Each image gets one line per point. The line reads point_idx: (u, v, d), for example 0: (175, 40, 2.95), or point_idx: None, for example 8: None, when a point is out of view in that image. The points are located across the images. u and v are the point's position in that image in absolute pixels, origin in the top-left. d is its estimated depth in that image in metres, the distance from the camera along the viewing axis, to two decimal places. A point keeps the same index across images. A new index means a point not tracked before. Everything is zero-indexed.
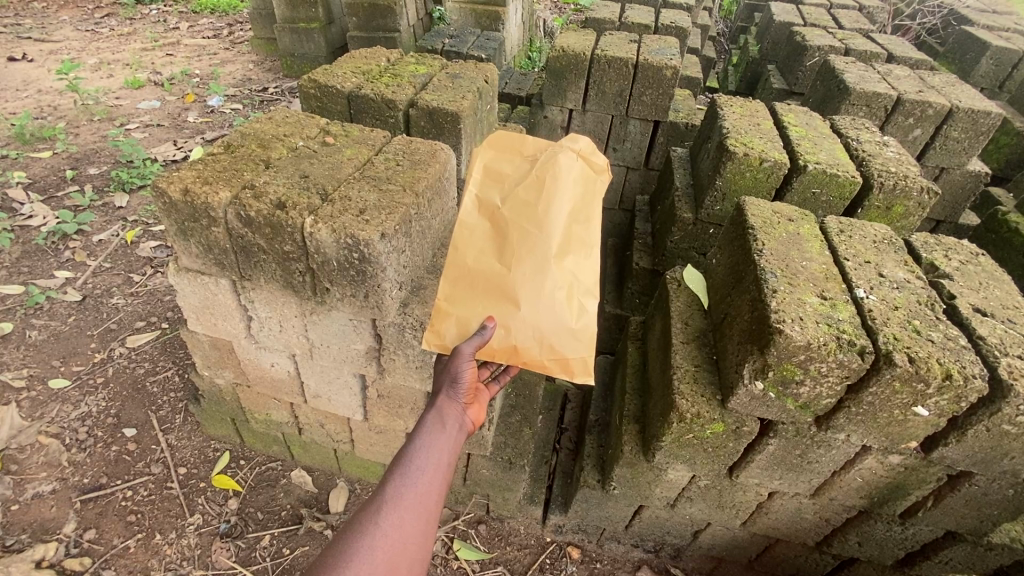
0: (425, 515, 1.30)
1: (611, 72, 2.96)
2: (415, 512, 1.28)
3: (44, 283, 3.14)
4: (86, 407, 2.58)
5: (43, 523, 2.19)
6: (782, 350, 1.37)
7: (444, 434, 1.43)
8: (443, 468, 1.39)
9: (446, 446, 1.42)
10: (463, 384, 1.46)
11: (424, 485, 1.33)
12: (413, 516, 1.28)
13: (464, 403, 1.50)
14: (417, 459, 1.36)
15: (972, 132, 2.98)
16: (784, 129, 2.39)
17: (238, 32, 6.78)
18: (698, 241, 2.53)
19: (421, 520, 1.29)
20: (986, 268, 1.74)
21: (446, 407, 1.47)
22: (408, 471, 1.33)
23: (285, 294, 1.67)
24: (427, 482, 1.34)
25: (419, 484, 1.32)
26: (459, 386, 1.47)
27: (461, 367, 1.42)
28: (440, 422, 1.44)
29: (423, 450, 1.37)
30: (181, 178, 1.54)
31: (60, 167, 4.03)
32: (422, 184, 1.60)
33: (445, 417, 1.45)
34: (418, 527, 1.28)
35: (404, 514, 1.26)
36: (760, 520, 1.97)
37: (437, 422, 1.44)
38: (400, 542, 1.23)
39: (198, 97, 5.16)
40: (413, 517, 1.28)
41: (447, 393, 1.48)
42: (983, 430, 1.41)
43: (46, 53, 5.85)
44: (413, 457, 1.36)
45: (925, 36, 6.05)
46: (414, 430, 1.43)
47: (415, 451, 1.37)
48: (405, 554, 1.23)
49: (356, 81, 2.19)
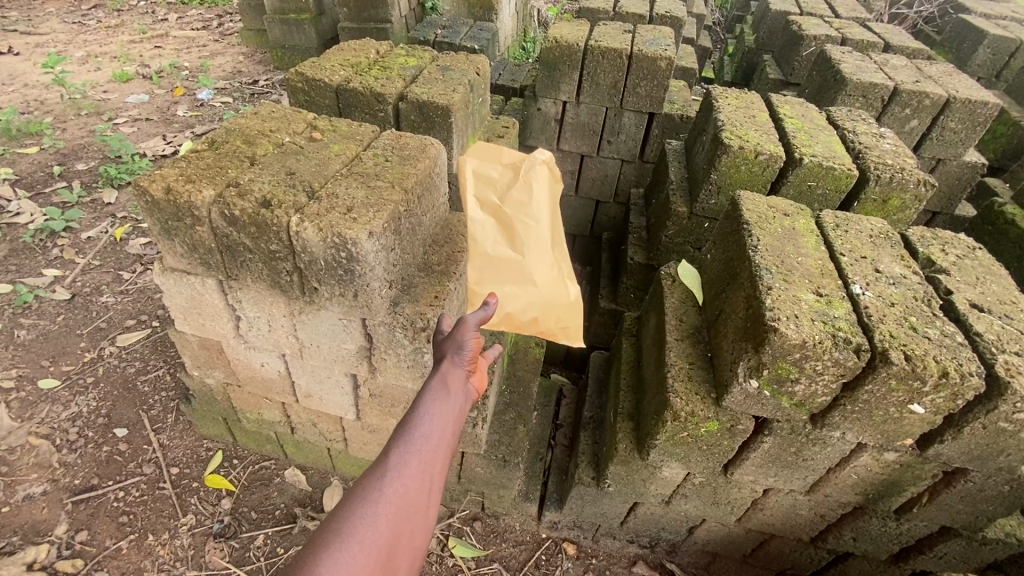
0: (431, 485, 1.18)
1: (606, 63, 2.90)
2: (419, 483, 1.15)
3: (32, 281, 3.09)
4: (76, 407, 2.56)
5: (33, 525, 2.17)
6: (778, 349, 1.35)
7: (451, 399, 1.32)
8: (449, 437, 1.27)
9: (451, 415, 1.30)
10: (467, 351, 1.37)
11: (430, 455, 1.20)
12: (418, 486, 1.15)
13: (469, 372, 1.40)
14: (423, 426, 1.24)
15: (969, 123, 2.94)
16: (781, 121, 2.36)
17: (228, 24, 6.68)
18: (693, 235, 2.50)
19: (426, 490, 1.16)
20: (984, 262, 1.72)
21: (450, 375, 1.37)
22: (413, 439, 1.21)
23: (273, 293, 1.63)
24: (432, 451, 1.22)
25: (424, 453, 1.20)
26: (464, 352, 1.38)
27: (467, 334, 1.38)
28: (445, 389, 1.33)
29: (428, 416, 1.25)
30: (164, 176, 1.51)
31: (47, 162, 3.98)
32: (411, 179, 1.57)
33: (451, 384, 1.34)
34: (422, 497, 1.14)
35: (408, 483, 1.13)
36: (755, 515, 1.96)
37: (443, 389, 1.32)
38: (405, 510, 1.10)
39: (187, 90, 5.09)
40: (417, 486, 1.15)
41: (451, 360, 1.38)
42: (979, 427, 1.40)
43: (32, 46, 5.75)
44: (418, 424, 1.24)
45: (922, 25, 5.97)
46: (417, 397, 1.30)
47: (420, 417, 1.25)
48: (409, 527, 1.10)
49: (345, 73, 2.16)
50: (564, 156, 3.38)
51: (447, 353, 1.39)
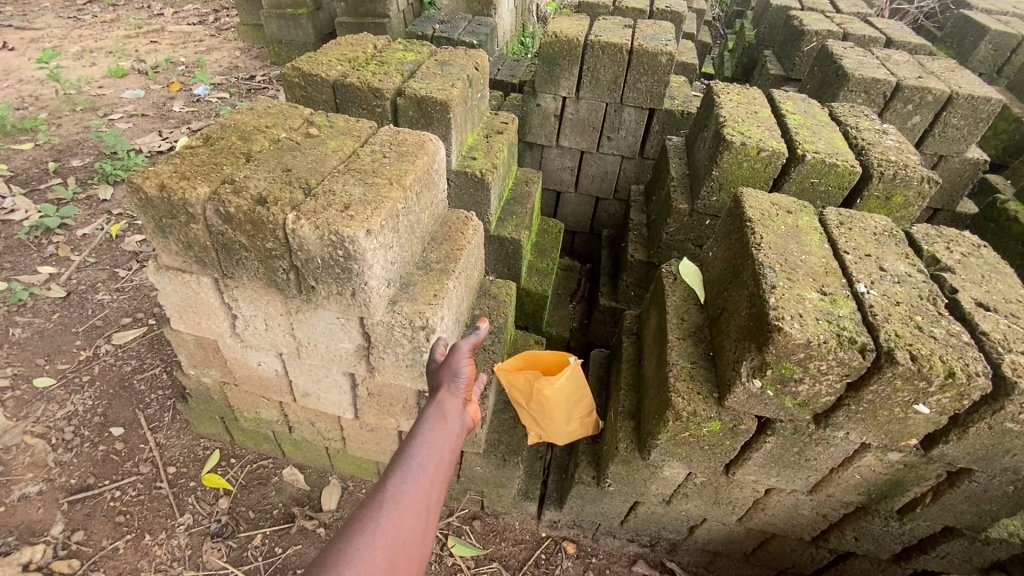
0: (428, 514, 1.16)
1: (606, 59, 2.87)
2: (417, 512, 1.14)
3: (27, 278, 3.06)
4: (72, 406, 2.53)
5: (29, 525, 2.15)
6: (782, 348, 1.33)
7: (447, 428, 1.33)
8: (445, 466, 1.27)
9: (448, 443, 1.31)
10: (461, 380, 1.42)
11: (427, 482, 1.20)
12: (415, 515, 1.13)
13: (464, 401, 1.43)
14: (420, 453, 1.24)
15: (972, 119, 2.91)
16: (783, 117, 2.34)
17: (224, 19, 6.63)
18: (694, 232, 2.48)
19: (423, 519, 1.15)
20: (989, 260, 1.70)
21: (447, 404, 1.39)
22: (410, 467, 1.20)
23: (269, 291, 1.61)
24: (429, 480, 1.21)
25: (421, 482, 1.19)
26: (459, 380, 1.42)
27: (459, 362, 1.44)
28: (442, 417, 1.34)
29: (425, 444, 1.26)
30: (158, 173, 1.48)
31: (42, 159, 3.94)
32: (410, 176, 1.55)
33: (446, 413, 1.36)
34: (420, 526, 1.13)
35: (406, 512, 1.12)
36: (756, 515, 1.95)
37: (439, 418, 1.34)
38: (403, 538, 1.09)
39: (183, 86, 5.05)
40: (414, 515, 1.13)
41: (447, 388, 1.41)
42: (985, 427, 1.39)
43: (26, 41, 5.70)
44: (415, 453, 1.24)
45: (923, 20, 5.93)
46: (414, 427, 1.31)
47: (417, 445, 1.26)
48: (406, 555, 1.08)
49: (342, 68, 2.13)
50: (564, 152, 3.36)
51: (443, 382, 1.42)
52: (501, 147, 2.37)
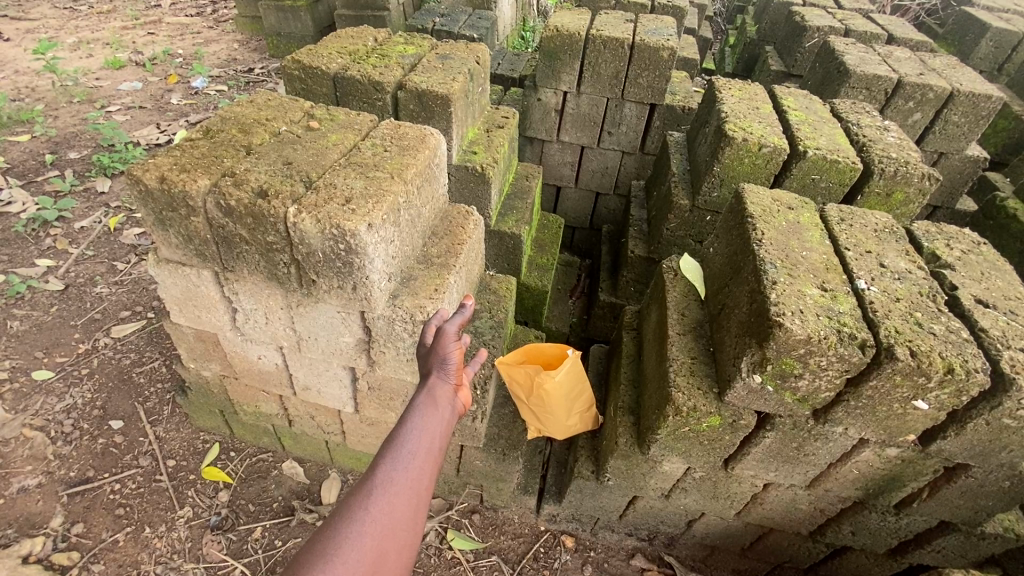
0: (417, 500, 1.16)
1: (608, 53, 2.85)
2: (405, 500, 1.13)
3: (25, 271, 3.05)
4: (71, 398, 2.53)
5: (29, 517, 2.15)
6: (782, 344, 1.34)
7: (437, 415, 1.32)
8: (435, 453, 1.27)
9: (438, 431, 1.30)
10: (449, 365, 1.39)
11: (416, 471, 1.19)
12: (404, 502, 1.13)
13: (454, 386, 1.40)
14: (409, 441, 1.23)
15: (972, 116, 2.91)
16: (784, 112, 2.34)
17: (222, 10, 6.58)
18: (694, 228, 2.49)
19: (413, 506, 1.15)
20: (989, 258, 1.70)
21: (436, 389, 1.38)
22: (399, 454, 1.19)
23: (270, 285, 1.61)
24: (418, 467, 1.20)
25: (410, 469, 1.18)
26: (448, 366, 1.39)
27: (447, 346, 1.40)
28: (432, 404, 1.33)
29: (415, 433, 1.25)
30: (158, 166, 1.48)
31: (39, 151, 3.92)
32: (410, 170, 1.54)
33: (436, 399, 1.34)
34: (409, 515, 1.13)
35: (394, 500, 1.12)
36: (754, 509, 1.96)
37: (428, 405, 1.32)
38: (391, 527, 1.08)
39: (181, 78, 5.01)
40: (404, 502, 1.13)
41: (437, 374, 1.39)
42: (982, 424, 1.40)
43: (23, 31, 5.66)
44: (404, 440, 1.23)
45: (925, 17, 5.89)
46: (403, 413, 1.30)
47: (407, 433, 1.25)
48: (395, 543, 1.08)
49: (342, 61, 2.13)
50: (565, 147, 3.35)
51: (432, 367, 1.40)
52: (502, 142, 2.36)
